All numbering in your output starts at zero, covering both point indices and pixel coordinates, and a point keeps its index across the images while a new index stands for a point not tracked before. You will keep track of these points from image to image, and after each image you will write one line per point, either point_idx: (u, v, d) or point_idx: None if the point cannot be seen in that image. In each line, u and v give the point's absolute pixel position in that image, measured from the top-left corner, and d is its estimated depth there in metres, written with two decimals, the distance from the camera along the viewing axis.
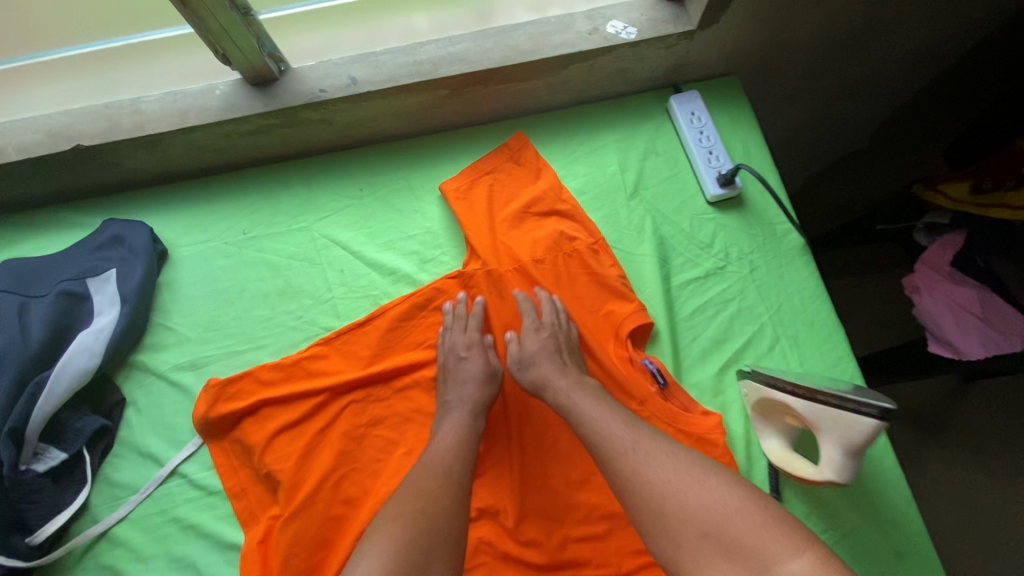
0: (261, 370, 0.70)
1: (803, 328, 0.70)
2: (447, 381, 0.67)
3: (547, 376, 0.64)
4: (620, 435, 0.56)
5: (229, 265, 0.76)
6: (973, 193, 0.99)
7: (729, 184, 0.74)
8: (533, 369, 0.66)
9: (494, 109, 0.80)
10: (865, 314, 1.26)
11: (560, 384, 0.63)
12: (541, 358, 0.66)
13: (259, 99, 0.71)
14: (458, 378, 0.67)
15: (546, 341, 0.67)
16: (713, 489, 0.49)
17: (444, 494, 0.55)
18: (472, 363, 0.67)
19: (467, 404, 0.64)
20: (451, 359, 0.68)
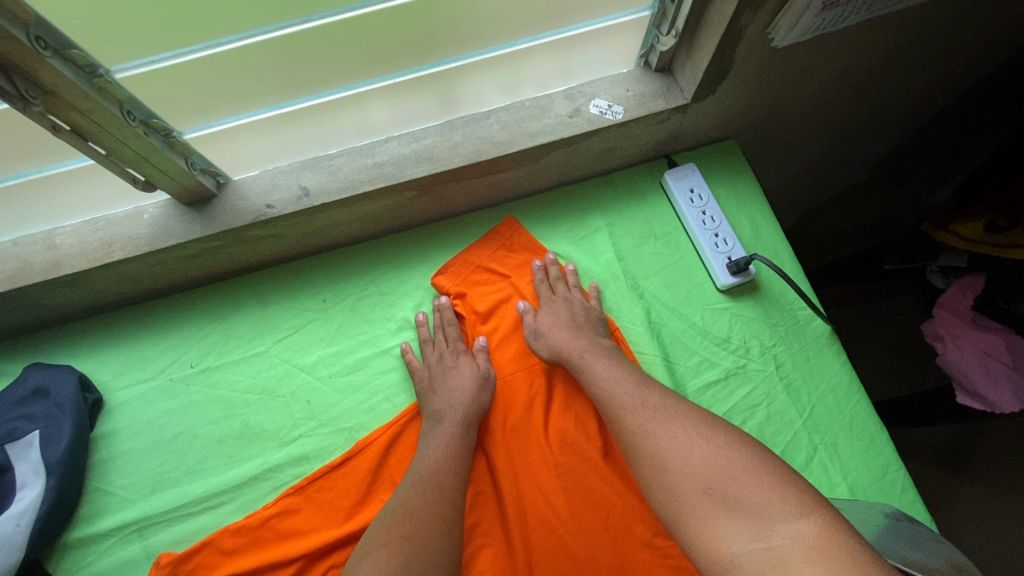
0: (222, 535, 0.58)
1: (843, 434, 0.61)
2: (433, 391, 0.62)
3: (562, 342, 0.62)
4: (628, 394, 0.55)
5: (176, 406, 0.65)
6: (988, 232, 0.92)
7: (741, 272, 0.66)
8: (546, 339, 0.64)
9: (469, 201, 0.71)
10: (878, 355, 1.20)
11: (573, 347, 0.62)
12: (556, 329, 0.64)
13: (196, 221, 0.61)
14: (451, 384, 0.62)
15: (561, 315, 0.65)
16: (717, 445, 0.45)
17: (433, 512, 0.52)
18: (463, 367, 0.64)
19: (456, 417, 0.60)
20: (440, 368, 0.64)
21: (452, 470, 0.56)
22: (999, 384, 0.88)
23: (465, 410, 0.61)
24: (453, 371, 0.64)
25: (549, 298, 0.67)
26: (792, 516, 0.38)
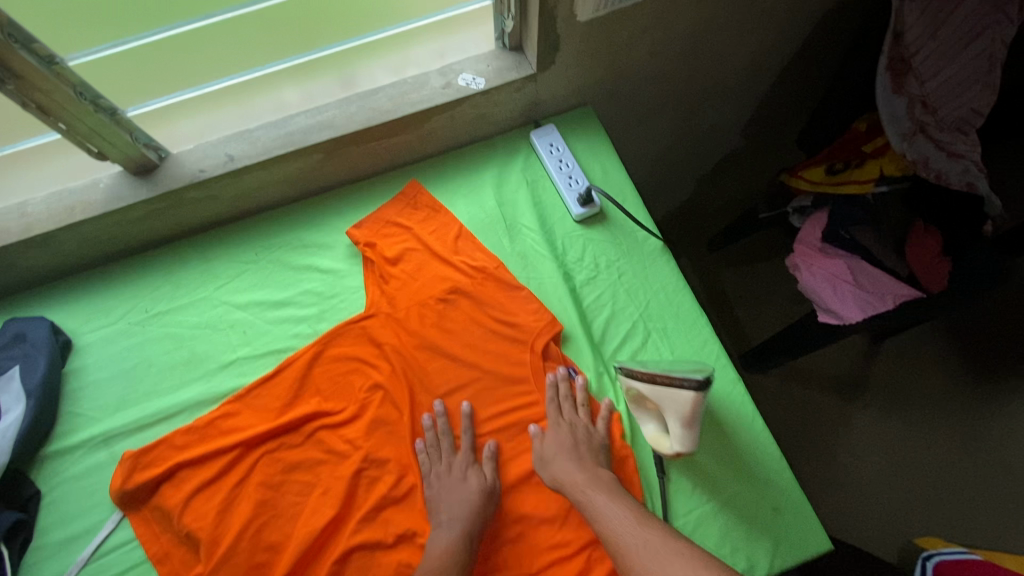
0: (175, 435, 0.72)
1: (672, 321, 0.77)
2: (437, 503, 0.67)
3: (570, 475, 0.65)
4: (629, 535, 0.57)
5: (134, 343, 0.79)
6: (829, 175, 1.12)
7: (589, 203, 0.82)
8: (553, 466, 0.67)
9: (373, 164, 0.87)
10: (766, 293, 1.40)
11: (577, 479, 0.64)
12: (561, 455, 0.67)
13: (142, 186, 0.76)
14: (456, 497, 0.67)
15: (565, 440, 0.68)
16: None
17: None
18: (471, 479, 0.68)
19: (454, 521, 0.65)
20: (450, 486, 0.68)
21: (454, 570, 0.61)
22: (846, 299, 1.05)
23: (469, 524, 0.64)
24: (461, 483, 0.68)
25: (555, 420, 0.70)
26: None
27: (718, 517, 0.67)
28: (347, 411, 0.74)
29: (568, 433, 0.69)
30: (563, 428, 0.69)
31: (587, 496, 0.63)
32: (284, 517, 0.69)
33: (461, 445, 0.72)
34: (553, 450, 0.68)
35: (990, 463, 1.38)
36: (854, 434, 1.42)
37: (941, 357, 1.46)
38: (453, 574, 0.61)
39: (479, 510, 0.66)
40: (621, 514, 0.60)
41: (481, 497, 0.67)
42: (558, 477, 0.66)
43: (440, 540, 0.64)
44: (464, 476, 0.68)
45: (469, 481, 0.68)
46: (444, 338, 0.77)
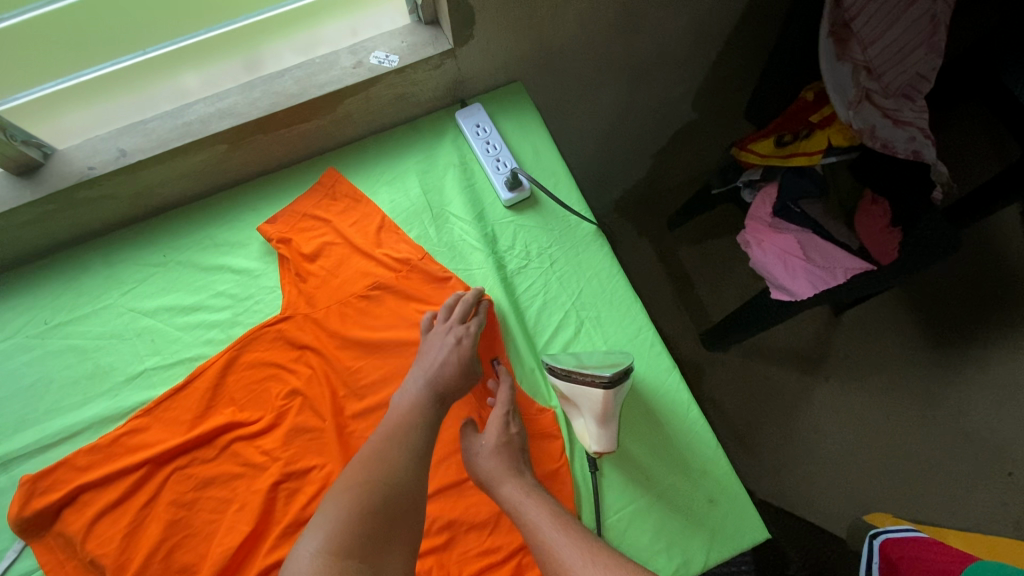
0: (77, 455, 0.67)
1: (604, 308, 0.74)
2: (423, 353, 0.66)
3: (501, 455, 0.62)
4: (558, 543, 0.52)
5: (34, 357, 0.73)
6: (778, 147, 1.08)
7: (517, 187, 0.78)
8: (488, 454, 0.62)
9: (288, 152, 0.81)
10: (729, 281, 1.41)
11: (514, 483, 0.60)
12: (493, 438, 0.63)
13: (26, 187, 0.70)
14: (437, 357, 0.65)
15: (515, 434, 0.64)
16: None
17: (402, 465, 0.56)
18: (461, 344, 0.66)
19: (433, 392, 0.63)
20: (434, 345, 0.66)
21: (416, 432, 0.60)
22: (796, 275, 1.02)
23: (442, 385, 0.64)
24: (442, 346, 0.65)
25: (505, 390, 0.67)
26: None
27: (651, 511, 0.65)
28: (264, 420, 0.69)
29: (517, 432, 0.64)
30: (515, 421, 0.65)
31: (522, 509, 0.57)
32: (198, 537, 0.65)
33: (470, 322, 0.68)
34: (497, 439, 0.63)
35: (948, 429, 1.39)
36: (816, 408, 1.42)
37: (899, 326, 1.46)
38: (405, 437, 0.59)
39: (450, 387, 0.64)
40: (564, 528, 0.54)
41: (461, 375, 0.65)
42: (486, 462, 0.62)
43: (404, 400, 0.63)
44: (449, 338, 0.66)
45: (457, 349, 0.65)
46: (368, 340, 0.73)
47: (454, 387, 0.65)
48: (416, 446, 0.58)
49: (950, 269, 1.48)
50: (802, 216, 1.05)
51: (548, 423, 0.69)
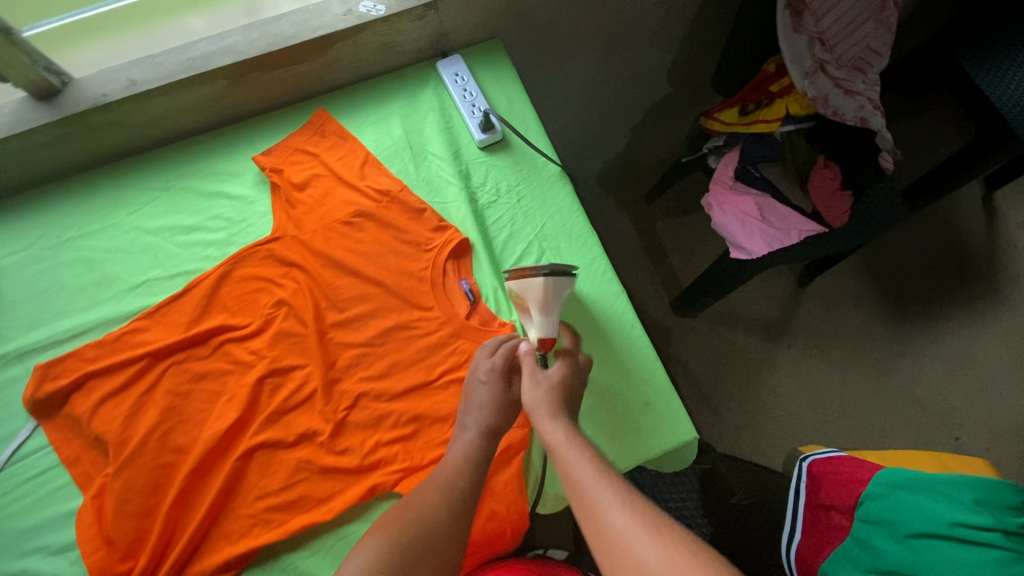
0: (85, 348, 0.75)
1: (563, 239, 0.82)
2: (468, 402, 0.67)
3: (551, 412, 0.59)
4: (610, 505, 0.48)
5: (47, 267, 0.81)
6: (742, 115, 1.16)
7: (490, 129, 0.85)
8: (536, 399, 0.61)
9: (282, 93, 0.89)
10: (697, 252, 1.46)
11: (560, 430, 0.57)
12: (543, 394, 0.61)
13: (45, 110, 0.77)
14: (478, 398, 0.66)
15: (562, 383, 0.63)
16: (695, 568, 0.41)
17: (441, 508, 0.59)
18: (496, 381, 0.67)
19: (481, 434, 0.64)
20: (474, 384, 0.67)
21: (461, 475, 0.61)
22: (753, 234, 1.10)
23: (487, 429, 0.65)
24: (483, 386, 0.67)
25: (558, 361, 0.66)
26: None
27: (596, 411, 0.73)
28: (253, 324, 0.77)
29: (567, 375, 0.64)
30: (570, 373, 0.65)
31: (561, 447, 0.55)
32: (191, 422, 0.73)
33: (500, 354, 0.69)
34: (550, 383, 0.63)
35: (899, 394, 1.47)
36: (778, 372, 1.50)
37: (859, 299, 1.55)
38: (449, 482, 0.61)
39: (498, 431, 0.65)
40: (604, 471, 0.51)
41: (502, 407, 0.66)
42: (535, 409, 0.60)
43: (457, 447, 0.64)
44: (487, 372, 0.68)
45: (492, 389, 0.66)
46: (350, 259, 0.81)
47: (502, 423, 0.66)
48: (457, 489, 0.60)
49: (910, 247, 1.56)
50: (759, 178, 1.13)
51: (506, 336, 0.77)
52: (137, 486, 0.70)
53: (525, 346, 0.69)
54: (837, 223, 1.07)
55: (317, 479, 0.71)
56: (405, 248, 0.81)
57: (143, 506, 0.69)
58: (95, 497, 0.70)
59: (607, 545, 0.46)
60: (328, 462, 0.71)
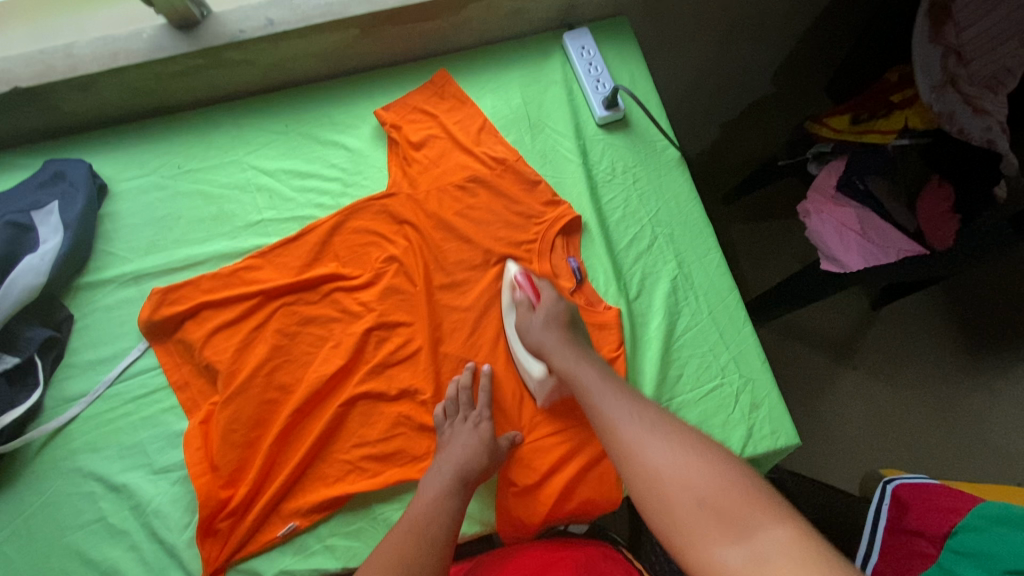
0: (201, 279, 0.77)
1: (678, 227, 0.80)
2: (447, 445, 0.68)
3: (541, 340, 0.70)
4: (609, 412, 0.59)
5: (166, 195, 0.83)
6: (853, 124, 1.12)
7: (613, 107, 0.84)
8: (532, 337, 0.71)
9: (405, 48, 0.88)
10: (775, 259, 1.41)
11: (557, 352, 0.68)
12: (539, 329, 0.70)
13: (183, 40, 0.78)
14: (460, 442, 0.67)
15: (555, 312, 0.71)
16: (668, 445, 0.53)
17: (421, 555, 0.57)
18: (479, 428, 0.68)
19: (454, 474, 0.65)
20: (454, 432, 0.69)
21: (440, 522, 0.61)
22: (851, 248, 1.05)
23: (467, 470, 0.65)
24: (461, 434, 0.68)
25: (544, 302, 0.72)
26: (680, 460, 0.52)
27: (700, 404, 0.72)
28: (362, 277, 0.78)
29: (563, 306, 0.72)
30: (561, 301, 0.73)
31: (575, 372, 0.66)
32: (297, 363, 0.75)
33: (480, 402, 0.72)
34: (543, 319, 0.71)
35: (970, 433, 1.40)
36: (841, 393, 1.44)
37: (935, 329, 1.48)
38: (430, 528, 0.60)
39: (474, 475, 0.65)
40: (619, 395, 0.61)
41: (485, 451, 0.67)
42: (537, 342, 0.70)
43: (430, 488, 0.65)
44: (468, 424, 0.69)
45: (480, 433, 0.68)
46: (462, 223, 0.80)
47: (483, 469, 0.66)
48: (436, 541, 0.59)
49: (998, 284, 1.48)
50: (865, 190, 1.07)
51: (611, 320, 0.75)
52: (243, 418, 0.72)
53: (520, 275, 0.75)
54: (941, 245, 1.01)
55: (415, 435, 0.73)
56: (516, 218, 0.80)
57: (247, 438, 0.71)
58: (203, 424, 0.72)
59: (620, 449, 0.56)
60: (427, 421, 0.73)
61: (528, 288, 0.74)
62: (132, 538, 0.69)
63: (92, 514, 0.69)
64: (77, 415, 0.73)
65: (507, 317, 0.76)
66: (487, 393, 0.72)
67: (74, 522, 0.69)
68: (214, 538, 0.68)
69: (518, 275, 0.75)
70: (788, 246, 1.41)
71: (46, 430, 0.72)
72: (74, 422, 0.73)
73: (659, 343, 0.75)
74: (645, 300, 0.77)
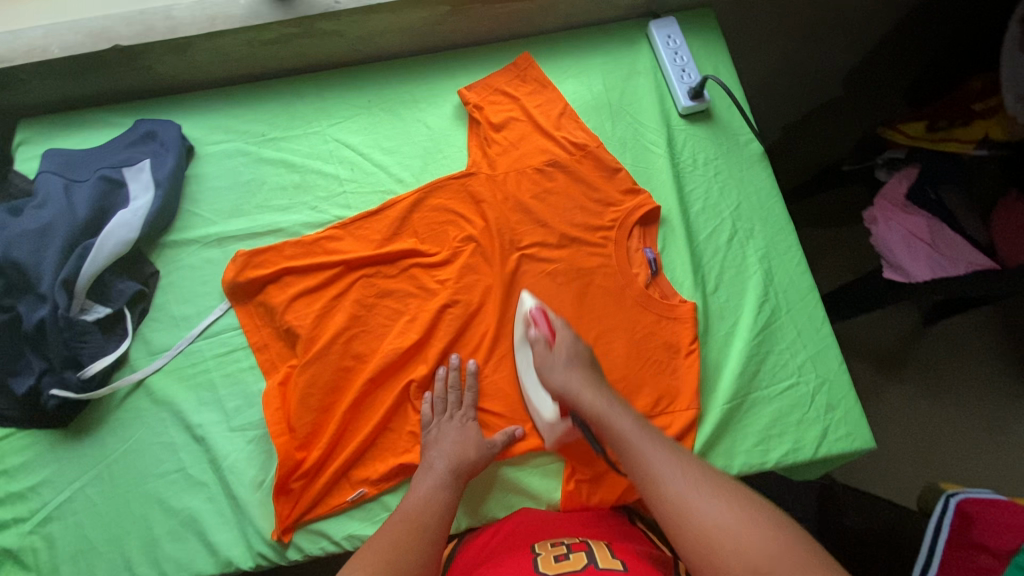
0: (285, 245, 0.78)
1: (759, 223, 0.80)
2: (433, 442, 0.68)
3: (568, 382, 0.67)
4: (659, 463, 0.56)
5: (250, 161, 0.84)
6: (929, 131, 1.09)
7: (698, 97, 0.83)
8: (557, 377, 0.68)
9: (490, 29, 0.89)
10: (828, 265, 1.38)
11: (584, 395, 0.65)
12: (560, 369, 0.68)
13: (280, 8, 0.79)
14: (449, 438, 0.68)
15: (581, 350, 0.69)
16: (717, 506, 0.51)
17: (412, 550, 0.56)
18: (466, 425, 0.69)
19: (446, 468, 0.65)
20: (439, 428, 0.69)
21: (432, 515, 0.61)
22: (918, 258, 1.03)
23: (457, 463, 0.66)
24: (448, 430, 0.69)
25: (565, 340, 0.70)
26: (723, 509, 0.51)
27: (773, 400, 0.72)
28: (440, 254, 0.79)
29: (581, 345, 0.70)
30: (579, 341, 0.71)
31: (608, 417, 0.63)
32: (373, 334, 0.76)
33: (466, 400, 0.72)
34: (566, 359, 0.68)
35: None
36: (886, 406, 1.37)
37: (993, 348, 1.39)
38: (426, 525, 0.60)
39: (465, 470, 0.66)
40: (657, 444, 0.59)
41: (473, 446, 0.68)
42: (558, 386, 0.67)
43: (424, 482, 0.65)
44: (454, 422, 0.70)
45: (467, 430, 0.69)
46: (540, 206, 0.80)
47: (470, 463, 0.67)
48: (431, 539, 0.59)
49: None
50: (938, 200, 1.05)
51: (685, 313, 0.75)
52: (319, 383, 0.73)
53: (535, 312, 0.73)
54: (1013, 260, 0.99)
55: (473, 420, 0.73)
56: (595, 205, 0.80)
57: (322, 402, 0.72)
58: (280, 385, 0.73)
59: (662, 507, 0.53)
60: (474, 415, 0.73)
61: (543, 325, 0.72)
62: (210, 489, 0.71)
63: (172, 464, 0.72)
64: (160, 368, 0.75)
65: (520, 355, 0.75)
66: (473, 391, 0.73)
67: (154, 471, 0.71)
68: (286, 497, 0.69)
69: (533, 311, 0.74)
70: (843, 253, 1.38)
71: (130, 380, 0.74)
72: (156, 375, 0.75)
73: (735, 341, 0.74)
74: (722, 295, 0.77)
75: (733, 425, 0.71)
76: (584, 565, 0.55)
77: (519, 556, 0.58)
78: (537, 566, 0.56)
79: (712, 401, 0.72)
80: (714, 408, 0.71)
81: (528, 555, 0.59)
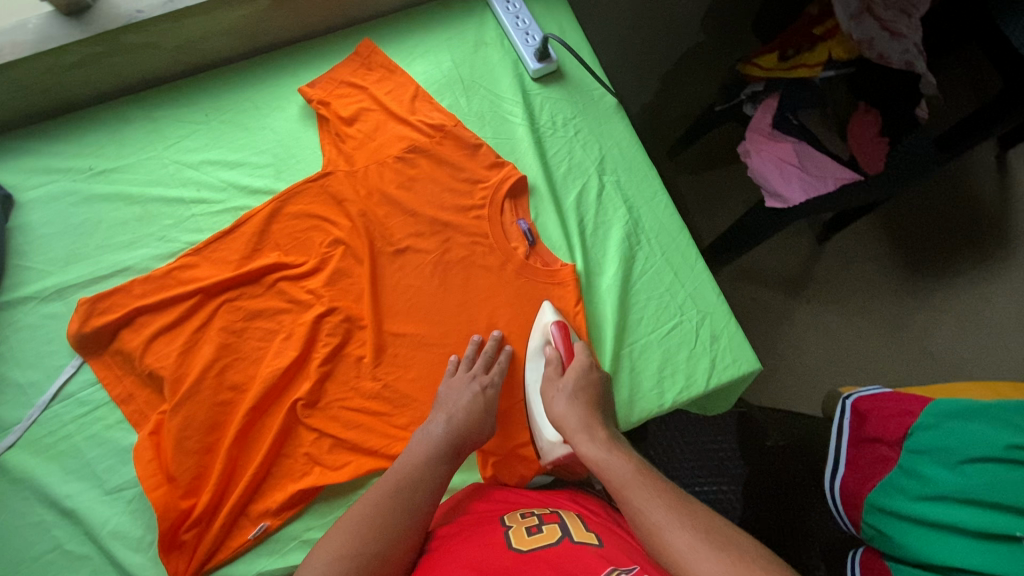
0: (133, 283, 0.72)
1: (624, 172, 0.81)
2: (443, 403, 0.65)
3: (563, 413, 0.63)
4: (653, 515, 0.51)
5: (80, 200, 0.77)
6: (781, 61, 1.11)
7: (545, 58, 0.83)
8: (557, 411, 0.64)
9: (323, 18, 0.84)
10: (722, 203, 1.43)
11: (581, 436, 0.61)
12: (562, 400, 0.64)
13: (75, 27, 0.71)
14: (460, 401, 0.65)
15: (592, 378, 0.65)
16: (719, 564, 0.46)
17: (393, 521, 0.54)
18: (478, 392, 0.66)
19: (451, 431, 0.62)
20: (462, 386, 0.66)
21: (426, 489, 0.58)
22: (791, 181, 1.04)
23: (461, 431, 0.62)
24: (463, 394, 0.65)
25: (578, 376, 0.65)
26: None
27: (661, 343, 0.73)
28: (308, 263, 0.75)
29: (595, 375, 0.66)
30: (594, 369, 0.66)
31: (607, 464, 0.58)
32: (248, 360, 0.71)
33: (493, 370, 0.69)
34: (573, 389, 0.64)
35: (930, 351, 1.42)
36: (797, 326, 1.44)
37: (882, 253, 1.49)
38: (418, 498, 0.57)
39: (468, 439, 0.63)
40: (654, 489, 0.54)
41: (482, 415, 0.65)
42: (559, 417, 0.64)
43: (423, 443, 0.61)
44: (474, 386, 0.66)
45: (483, 397, 0.65)
46: (406, 195, 0.77)
47: (475, 431, 0.64)
48: (418, 508, 0.56)
49: (931, 199, 1.50)
50: (799, 124, 1.08)
51: (566, 277, 0.74)
52: (195, 423, 0.67)
53: (554, 328, 0.70)
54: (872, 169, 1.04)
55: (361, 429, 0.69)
56: (461, 185, 0.78)
57: (202, 444, 0.67)
58: (153, 434, 0.67)
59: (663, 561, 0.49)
60: (366, 419, 0.70)
61: (560, 345, 0.69)
62: (94, 562, 0.64)
63: (46, 544, 0.64)
64: (13, 443, 0.68)
65: (531, 367, 0.71)
66: (486, 360, 0.69)
67: (25, 556, 0.64)
68: (180, 551, 0.64)
69: (553, 326, 0.70)
70: (734, 190, 1.43)
71: None
72: (10, 451, 0.67)
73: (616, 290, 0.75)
74: (598, 249, 0.77)
75: (625, 373, 0.72)
76: (558, 538, 0.53)
77: (487, 532, 0.56)
78: (511, 540, 0.53)
79: (603, 353, 0.72)
80: (605, 360, 0.72)
81: (497, 527, 0.56)
